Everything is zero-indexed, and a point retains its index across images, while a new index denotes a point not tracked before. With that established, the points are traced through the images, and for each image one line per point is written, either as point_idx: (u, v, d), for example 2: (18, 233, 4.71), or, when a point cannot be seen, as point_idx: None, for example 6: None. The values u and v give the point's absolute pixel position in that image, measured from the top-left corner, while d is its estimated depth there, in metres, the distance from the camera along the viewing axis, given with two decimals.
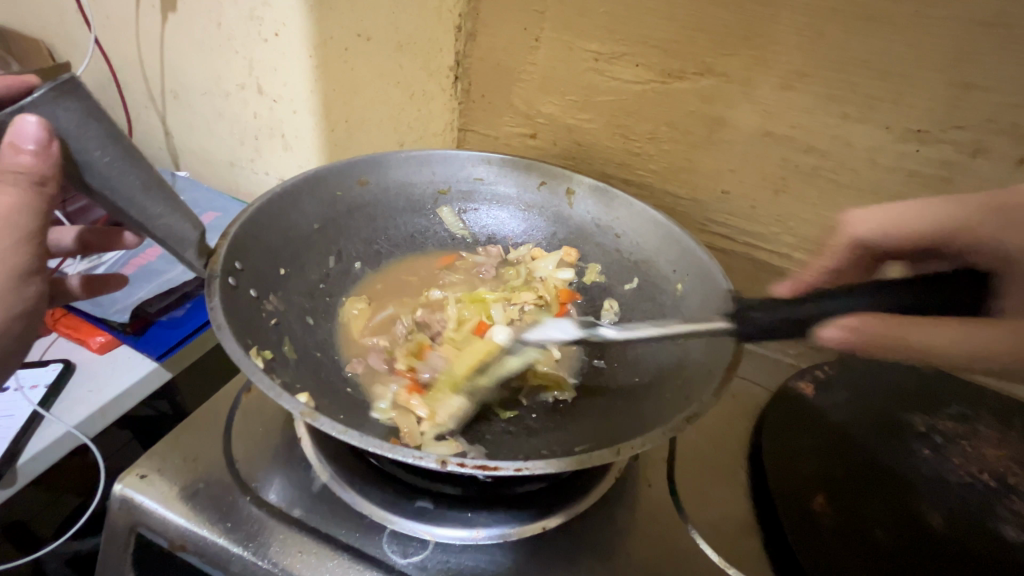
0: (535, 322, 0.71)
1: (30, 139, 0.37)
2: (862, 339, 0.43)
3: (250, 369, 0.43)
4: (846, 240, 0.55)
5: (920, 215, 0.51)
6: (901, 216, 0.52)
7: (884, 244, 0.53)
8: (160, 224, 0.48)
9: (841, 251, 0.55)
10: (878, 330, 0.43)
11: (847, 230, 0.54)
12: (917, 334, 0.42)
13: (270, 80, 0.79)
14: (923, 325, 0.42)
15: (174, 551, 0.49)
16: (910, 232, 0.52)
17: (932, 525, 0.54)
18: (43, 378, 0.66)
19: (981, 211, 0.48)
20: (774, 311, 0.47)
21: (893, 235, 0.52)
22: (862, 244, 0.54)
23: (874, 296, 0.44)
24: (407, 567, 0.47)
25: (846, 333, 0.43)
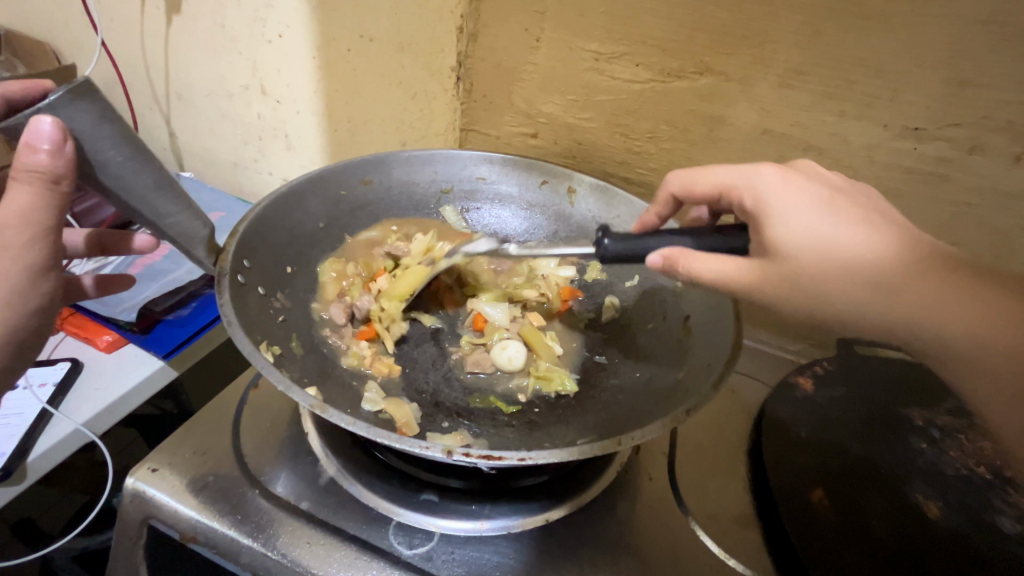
0: (536, 319, 0.72)
1: (45, 139, 0.38)
2: (688, 265, 0.47)
3: (260, 362, 0.44)
4: (665, 195, 0.60)
5: (710, 176, 0.55)
6: (697, 176, 0.56)
7: (693, 201, 0.58)
8: (171, 222, 0.49)
9: (666, 203, 0.60)
10: (692, 256, 0.47)
11: (665, 187, 0.59)
12: (710, 261, 0.46)
13: (274, 81, 0.80)
14: (708, 255, 0.47)
15: (185, 542, 0.50)
16: (704, 192, 0.56)
17: (929, 516, 0.54)
18: (52, 376, 0.67)
19: (740, 172, 0.52)
20: (625, 239, 0.52)
21: (693, 195, 0.57)
22: (679, 200, 0.59)
23: (691, 238, 0.51)
24: (413, 558, 0.48)
25: (668, 261, 0.48)
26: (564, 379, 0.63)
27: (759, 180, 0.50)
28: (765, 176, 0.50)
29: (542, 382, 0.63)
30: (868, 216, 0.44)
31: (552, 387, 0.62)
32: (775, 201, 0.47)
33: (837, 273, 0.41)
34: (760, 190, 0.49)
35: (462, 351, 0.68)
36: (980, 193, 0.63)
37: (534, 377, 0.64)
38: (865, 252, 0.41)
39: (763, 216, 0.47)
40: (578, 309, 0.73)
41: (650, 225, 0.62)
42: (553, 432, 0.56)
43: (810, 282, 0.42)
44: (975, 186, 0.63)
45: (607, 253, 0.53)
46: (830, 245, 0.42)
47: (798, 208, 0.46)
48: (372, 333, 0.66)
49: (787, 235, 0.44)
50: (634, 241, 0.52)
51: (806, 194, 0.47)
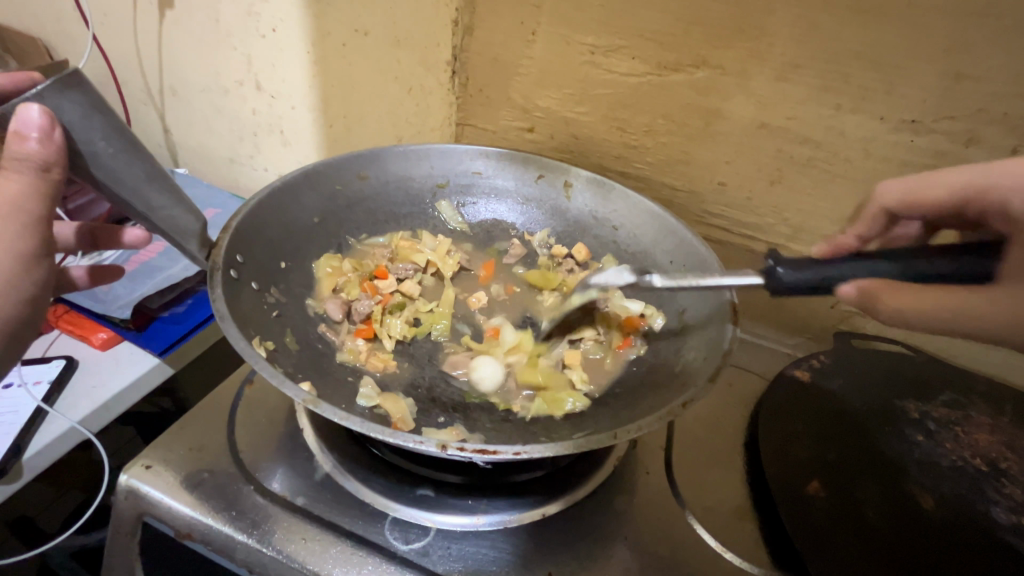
0: (571, 360, 0.63)
1: (34, 126, 0.37)
2: (889, 298, 0.43)
3: (253, 358, 0.44)
4: (873, 210, 0.53)
5: (940, 184, 0.48)
6: (930, 182, 0.49)
7: (912, 213, 0.51)
8: (163, 215, 0.49)
9: (873, 220, 0.53)
10: (895, 288, 0.43)
11: (875, 198, 0.52)
12: (930, 296, 0.42)
13: (269, 77, 0.79)
14: (926, 288, 0.42)
15: (180, 539, 0.50)
16: (935, 199, 0.49)
17: (925, 507, 0.55)
18: (47, 374, 0.66)
19: (1005, 171, 0.44)
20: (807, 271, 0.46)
21: (917, 205, 0.50)
22: (893, 213, 0.52)
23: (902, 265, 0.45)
24: (409, 553, 0.47)
25: (863, 294, 0.44)
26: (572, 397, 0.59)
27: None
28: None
29: (547, 406, 0.58)
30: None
31: (558, 408, 0.58)
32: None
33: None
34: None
35: (456, 347, 0.68)
36: None
37: (538, 398, 0.59)
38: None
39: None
40: (637, 344, 0.65)
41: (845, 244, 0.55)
42: (547, 422, 0.57)
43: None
44: None
45: (784, 287, 0.47)
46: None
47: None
48: (369, 333, 0.65)
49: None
50: (818, 270, 0.47)
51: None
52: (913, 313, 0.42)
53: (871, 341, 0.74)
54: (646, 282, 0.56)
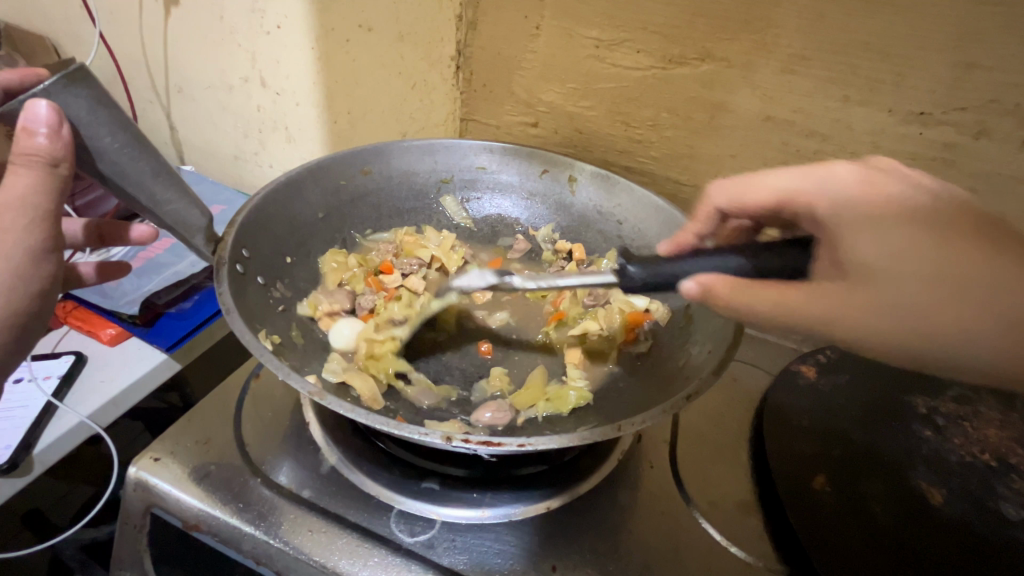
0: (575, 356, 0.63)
1: (42, 122, 0.38)
2: (727, 292, 0.42)
3: (259, 350, 0.44)
4: (709, 210, 0.54)
5: (762, 185, 0.49)
6: (750, 185, 0.49)
7: (739, 213, 0.52)
8: (169, 210, 0.49)
9: (707, 219, 0.54)
10: (731, 283, 0.43)
11: (707, 200, 0.53)
12: (751, 292, 0.42)
13: (274, 73, 0.80)
14: (749, 285, 0.42)
15: (188, 530, 0.51)
16: (756, 201, 0.50)
17: (933, 502, 0.54)
18: (55, 369, 0.67)
19: (814, 173, 0.46)
20: (652, 270, 0.48)
21: (743, 204, 0.51)
22: (724, 213, 0.53)
23: (743, 259, 0.46)
24: (415, 545, 0.48)
25: (705, 289, 0.44)
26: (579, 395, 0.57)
27: (834, 185, 0.44)
28: (843, 180, 0.44)
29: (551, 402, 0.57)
30: (942, 222, 0.39)
31: (566, 407, 0.57)
32: (849, 208, 0.42)
33: (916, 294, 0.38)
34: (836, 197, 0.43)
35: (451, 338, 0.68)
36: (988, 178, 0.62)
37: (541, 399, 0.58)
38: (948, 275, 0.37)
39: (834, 226, 0.42)
40: (643, 338, 0.64)
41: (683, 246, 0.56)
42: (552, 416, 0.56)
43: (883, 310, 0.38)
44: (983, 171, 0.62)
45: (633, 284, 0.49)
46: (907, 266, 0.38)
47: (870, 219, 0.40)
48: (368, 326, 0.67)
49: (866, 253, 0.39)
50: (663, 268, 0.48)
51: (885, 197, 0.41)
52: (742, 309, 0.42)
53: None
54: (511, 281, 0.56)
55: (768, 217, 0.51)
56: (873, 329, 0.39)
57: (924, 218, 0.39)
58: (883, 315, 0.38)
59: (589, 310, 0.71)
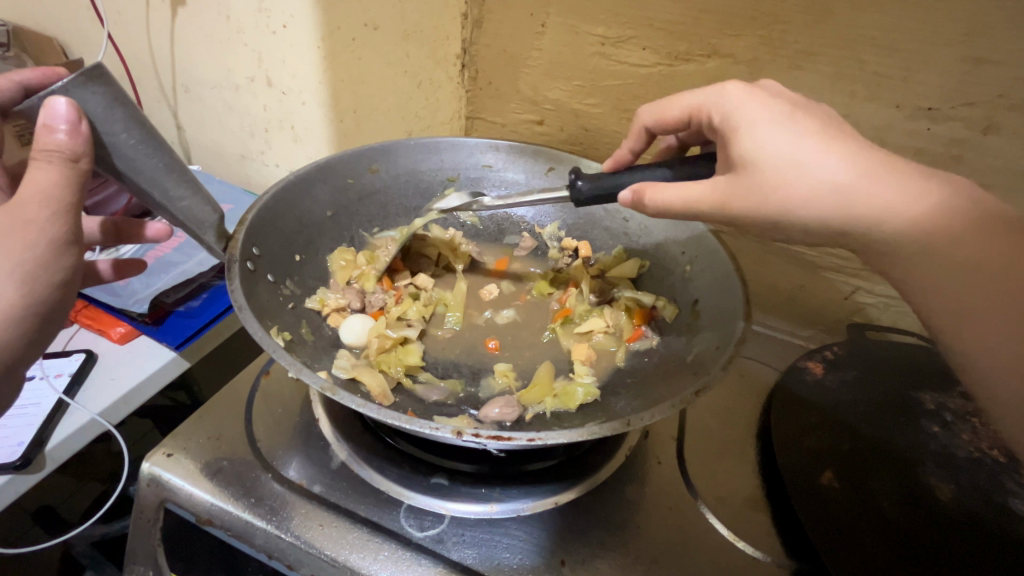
0: (580, 352, 0.64)
1: (61, 118, 0.38)
2: (652, 196, 0.48)
3: (271, 346, 0.45)
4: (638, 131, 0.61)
5: (676, 103, 0.55)
6: (666, 106, 0.56)
7: (664, 131, 0.58)
8: (182, 207, 0.50)
9: (638, 137, 0.61)
10: (657, 185, 0.48)
11: (637, 120, 0.60)
12: (674, 188, 0.47)
13: (280, 73, 0.80)
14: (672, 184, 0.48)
15: (201, 525, 0.51)
16: (674, 118, 0.56)
17: (940, 498, 0.54)
18: (67, 367, 0.68)
19: (710, 90, 0.51)
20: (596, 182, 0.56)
21: (665, 123, 0.57)
22: (652, 132, 0.59)
23: (669, 170, 0.53)
24: (424, 539, 0.48)
25: (637, 196, 0.49)
26: (586, 390, 0.57)
27: (729, 98, 0.49)
28: (733, 93, 0.49)
29: (559, 397, 0.57)
30: (828, 128, 0.43)
31: (574, 403, 0.57)
32: (741, 114, 0.47)
33: (800, 188, 0.41)
34: (728, 108, 0.48)
35: (452, 335, 0.68)
36: (997, 174, 0.62)
37: (549, 396, 0.58)
38: (827, 172, 0.40)
39: (731, 130, 0.47)
40: (650, 334, 0.65)
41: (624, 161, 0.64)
42: (560, 411, 0.57)
43: (773, 196, 0.42)
44: (991, 166, 0.62)
45: (580, 195, 0.56)
46: (790, 164, 0.42)
47: (763, 121, 0.45)
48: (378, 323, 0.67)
49: (752, 152, 0.44)
50: (603, 180, 0.56)
51: (766, 107, 0.46)
52: (662, 205, 0.47)
53: (883, 332, 0.74)
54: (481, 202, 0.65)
55: (689, 131, 0.57)
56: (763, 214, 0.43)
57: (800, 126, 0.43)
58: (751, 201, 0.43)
59: (594, 308, 0.70)
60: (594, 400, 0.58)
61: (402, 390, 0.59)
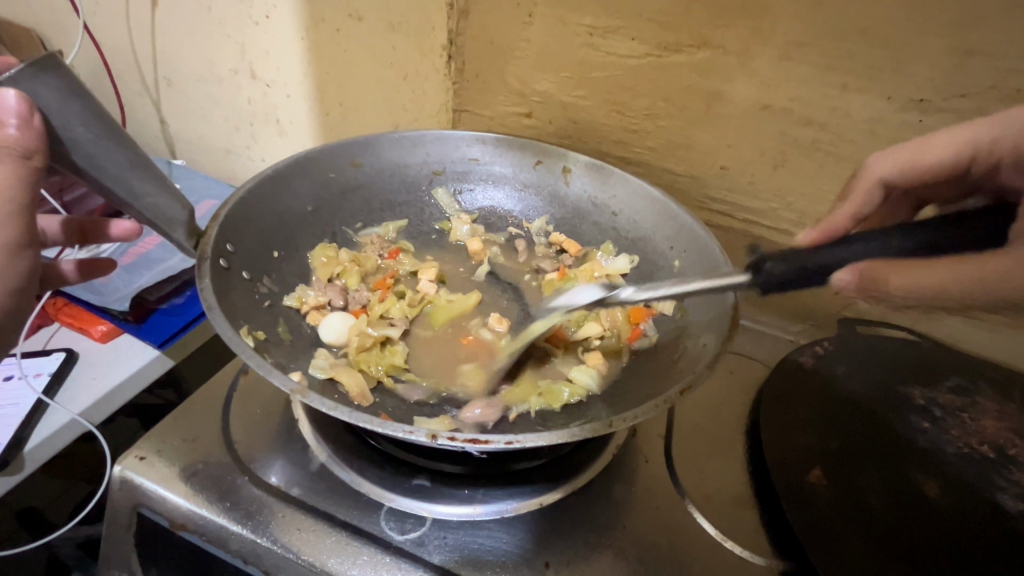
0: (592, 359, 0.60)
1: (11, 112, 0.36)
2: (900, 277, 0.41)
3: (241, 348, 0.43)
4: (869, 184, 0.52)
5: (941, 144, 0.49)
6: (927, 148, 0.50)
7: (904, 181, 0.52)
8: (148, 204, 0.48)
9: (868, 193, 0.52)
10: (907, 266, 0.42)
11: (867, 174, 0.52)
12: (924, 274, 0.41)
13: (263, 64, 0.78)
14: (928, 264, 0.41)
15: (175, 530, 0.50)
16: (931, 162, 0.50)
17: (930, 495, 0.54)
18: (47, 366, 0.66)
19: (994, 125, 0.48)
20: (789, 262, 0.44)
21: (915, 171, 0.51)
22: (887, 185, 0.52)
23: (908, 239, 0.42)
24: (404, 543, 0.47)
25: (867, 276, 0.42)
26: (571, 391, 0.57)
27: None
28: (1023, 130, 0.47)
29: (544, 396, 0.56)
30: None
31: (558, 401, 0.56)
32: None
33: None
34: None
35: (434, 333, 0.67)
36: None
37: (533, 395, 0.57)
38: None
39: None
40: (649, 334, 0.63)
41: (833, 230, 0.54)
42: (544, 410, 0.56)
43: None
44: None
45: (767, 279, 0.45)
46: None
47: None
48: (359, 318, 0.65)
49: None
50: (800, 258, 0.44)
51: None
52: (917, 290, 0.41)
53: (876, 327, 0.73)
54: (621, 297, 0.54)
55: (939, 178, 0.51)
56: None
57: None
58: None
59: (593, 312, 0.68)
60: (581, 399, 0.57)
61: (381, 391, 0.58)
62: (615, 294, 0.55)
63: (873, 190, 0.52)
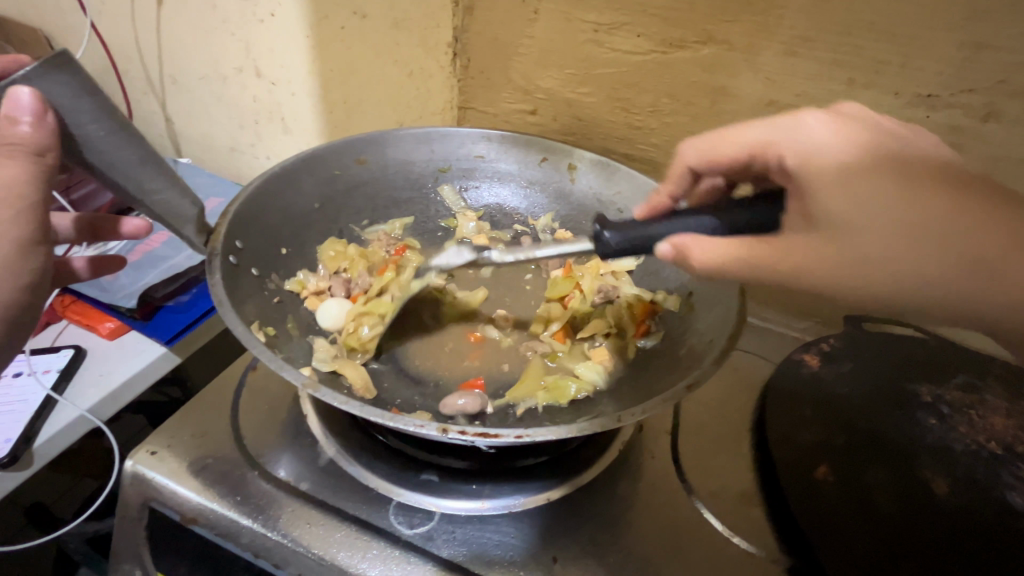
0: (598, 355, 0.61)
1: (25, 110, 0.37)
2: (695, 250, 0.43)
3: (252, 343, 0.44)
4: (682, 170, 0.55)
5: (733, 142, 0.51)
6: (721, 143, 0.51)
7: (712, 171, 0.54)
8: (158, 200, 0.48)
9: (680, 179, 0.56)
10: (701, 241, 0.43)
11: (679, 160, 0.55)
12: (721, 243, 0.43)
13: (268, 62, 0.80)
14: (723, 240, 0.43)
15: (186, 523, 0.50)
16: (727, 156, 0.51)
17: (938, 492, 0.54)
18: (55, 363, 0.66)
19: (785, 125, 0.46)
20: (625, 234, 0.50)
21: (715, 161, 0.53)
22: (698, 172, 0.55)
23: (716, 219, 0.47)
24: (413, 537, 0.47)
25: (679, 250, 0.45)
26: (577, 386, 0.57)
27: (807, 132, 0.44)
28: (811, 130, 0.44)
29: (550, 391, 0.57)
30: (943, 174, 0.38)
31: (565, 397, 0.56)
32: (798, 144, 0.44)
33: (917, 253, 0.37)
34: (804, 145, 0.44)
35: (439, 327, 0.67)
36: (993, 162, 0.61)
37: (539, 390, 0.58)
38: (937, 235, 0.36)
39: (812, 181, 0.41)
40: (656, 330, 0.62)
41: (658, 208, 0.58)
42: (552, 406, 0.56)
43: (879, 262, 0.38)
44: (987, 155, 0.61)
45: (611, 248, 0.50)
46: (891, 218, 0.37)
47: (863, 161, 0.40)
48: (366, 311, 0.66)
49: (831, 199, 0.39)
50: (638, 229, 0.50)
51: (851, 140, 0.42)
52: (717, 267, 0.43)
53: (884, 324, 0.73)
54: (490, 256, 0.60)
55: (738, 172, 0.53)
56: (839, 278, 0.39)
57: (891, 168, 0.39)
58: (856, 265, 0.38)
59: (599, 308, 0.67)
60: (590, 395, 0.57)
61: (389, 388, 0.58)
62: (484, 257, 0.61)
63: (686, 175, 0.55)
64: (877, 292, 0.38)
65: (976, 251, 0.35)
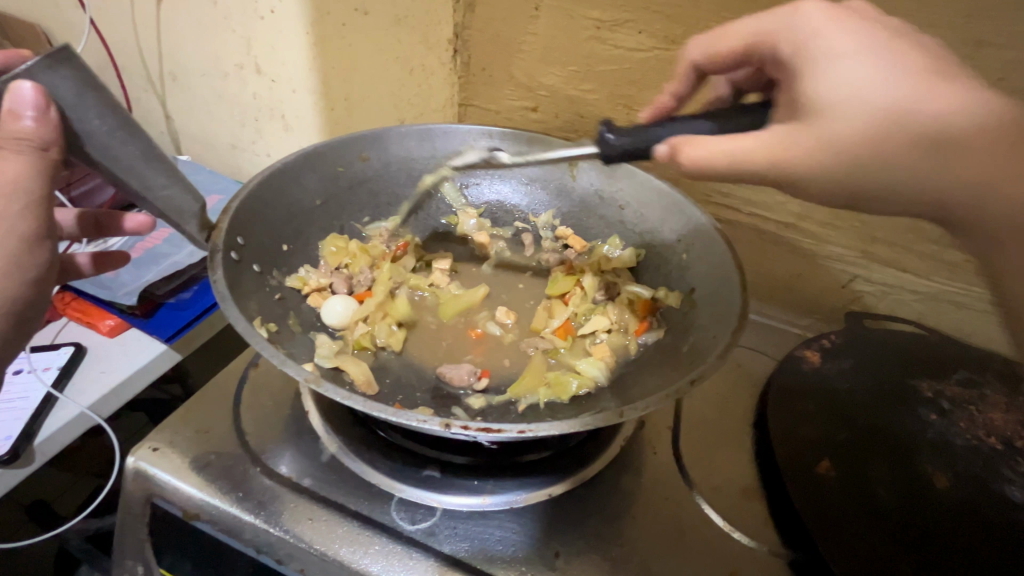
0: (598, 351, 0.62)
1: (28, 104, 0.37)
2: (686, 149, 0.43)
3: (254, 339, 0.44)
4: (686, 67, 0.54)
5: (736, 31, 0.49)
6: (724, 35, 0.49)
7: (713, 66, 0.52)
8: (162, 195, 0.48)
9: (684, 77, 0.55)
10: (695, 140, 0.42)
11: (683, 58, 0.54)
12: (723, 142, 0.41)
13: (269, 58, 0.79)
14: (715, 137, 0.42)
15: (188, 519, 0.50)
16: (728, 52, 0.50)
17: (938, 487, 0.54)
18: (55, 361, 0.66)
19: (784, 14, 0.44)
20: (628, 137, 0.48)
21: (715, 58, 0.51)
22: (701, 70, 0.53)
23: (714, 123, 0.47)
24: (416, 533, 0.47)
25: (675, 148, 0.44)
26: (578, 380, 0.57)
27: (804, 23, 0.42)
28: (812, 17, 0.42)
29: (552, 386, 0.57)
30: (930, 61, 0.38)
31: (566, 394, 0.56)
32: (796, 29, 0.42)
33: (891, 134, 0.37)
34: (804, 35, 0.42)
35: (440, 326, 0.67)
36: None
37: (541, 386, 0.57)
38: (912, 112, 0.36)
39: (806, 65, 0.41)
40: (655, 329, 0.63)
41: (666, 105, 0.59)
42: (554, 403, 0.56)
43: (856, 146, 0.38)
44: None
45: (612, 150, 0.49)
46: (869, 99, 0.37)
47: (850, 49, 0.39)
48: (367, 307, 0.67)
49: (833, 93, 0.39)
50: (641, 133, 0.48)
51: (851, 28, 0.40)
52: (705, 160, 0.42)
53: (886, 321, 0.73)
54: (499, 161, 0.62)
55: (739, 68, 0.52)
56: (820, 164, 0.39)
57: (894, 57, 0.38)
58: (831, 152, 0.39)
59: (597, 306, 0.69)
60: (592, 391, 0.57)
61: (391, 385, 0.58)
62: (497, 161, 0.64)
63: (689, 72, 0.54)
64: (853, 176, 0.39)
65: (950, 133, 0.36)
